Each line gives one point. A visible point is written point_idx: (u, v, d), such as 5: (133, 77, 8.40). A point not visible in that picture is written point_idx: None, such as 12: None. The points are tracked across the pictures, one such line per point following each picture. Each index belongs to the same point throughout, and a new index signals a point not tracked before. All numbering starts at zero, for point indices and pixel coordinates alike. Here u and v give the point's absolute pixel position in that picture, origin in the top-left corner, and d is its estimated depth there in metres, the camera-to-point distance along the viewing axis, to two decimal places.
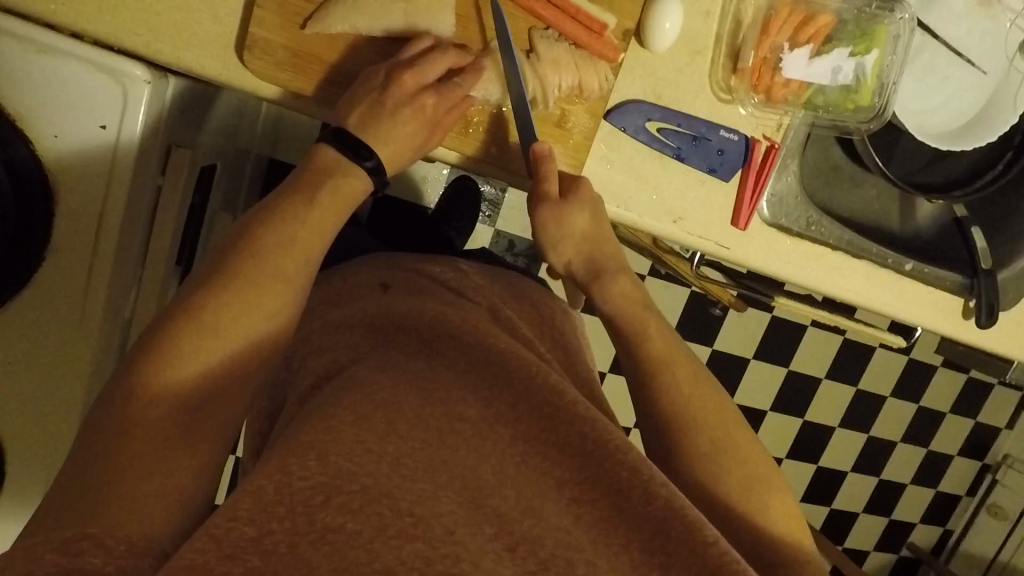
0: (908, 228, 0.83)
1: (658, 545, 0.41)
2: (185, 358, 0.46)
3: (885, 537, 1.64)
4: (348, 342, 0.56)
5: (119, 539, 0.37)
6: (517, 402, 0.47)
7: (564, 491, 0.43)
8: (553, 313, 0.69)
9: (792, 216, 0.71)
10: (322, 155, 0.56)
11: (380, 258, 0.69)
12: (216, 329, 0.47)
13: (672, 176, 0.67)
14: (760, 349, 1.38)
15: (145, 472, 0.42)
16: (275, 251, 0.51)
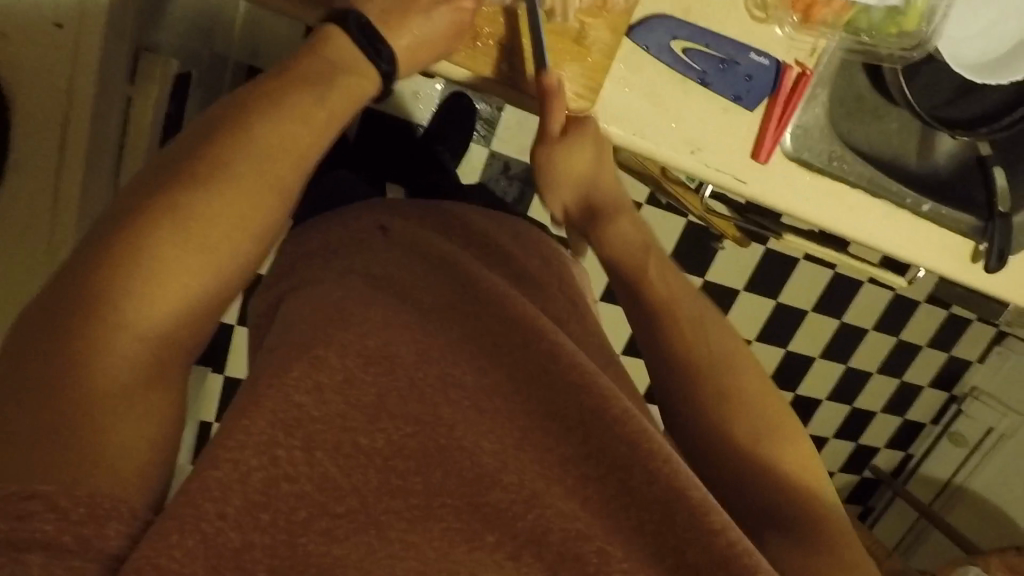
0: (925, 165, 0.80)
1: (657, 515, 0.39)
2: (151, 278, 0.39)
3: (851, 460, 1.72)
4: (338, 274, 0.52)
5: (81, 493, 0.32)
6: (515, 363, 0.45)
7: (568, 461, 0.41)
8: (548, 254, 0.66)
9: (814, 150, 0.67)
10: (333, 44, 0.50)
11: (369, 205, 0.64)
12: (190, 245, 0.41)
13: (693, 102, 0.62)
14: (752, 282, 1.37)
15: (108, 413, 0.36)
16: (252, 159, 0.44)
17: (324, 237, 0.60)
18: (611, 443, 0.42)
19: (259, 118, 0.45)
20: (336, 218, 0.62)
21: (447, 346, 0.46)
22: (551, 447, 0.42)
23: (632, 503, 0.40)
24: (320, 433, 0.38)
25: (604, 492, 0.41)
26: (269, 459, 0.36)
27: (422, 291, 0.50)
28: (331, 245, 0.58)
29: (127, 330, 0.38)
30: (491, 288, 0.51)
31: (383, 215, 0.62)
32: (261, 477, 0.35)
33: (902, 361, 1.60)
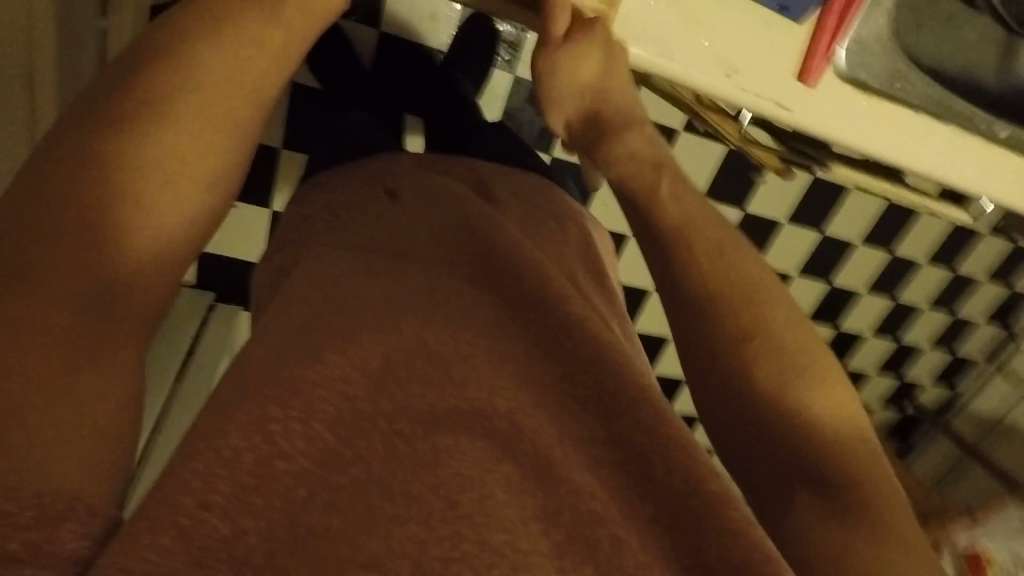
0: (1005, 84, 0.73)
1: (678, 502, 0.36)
2: (132, 212, 0.37)
3: (892, 397, 1.67)
4: (344, 228, 0.49)
5: (28, 500, 0.28)
6: (536, 328, 0.42)
7: (586, 445, 0.38)
8: (554, 201, 0.60)
9: (873, 68, 0.58)
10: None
11: (371, 152, 0.60)
12: (168, 185, 0.39)
13: (731, 15, 0.54)
14: (797, 216, 1.27)
15: (61, 401, 0.32)
16: (210, 89, 0.42)
17: (326, 185, 0.56)
18: (632, 428, 0.39)
19: (206, 47, 0.43)
20: (340, 170, 0.58)
21: (463, 302, 0.43)
22: (572, 420, 0.39)
23: (646, 496, 0.37)
24: (320, 403, 0.35)
25: (622, 479, 0.37)
26: (261, 437, 0.33)
27: (427, 244, 0.47)
28: (329, 199, 0.54)
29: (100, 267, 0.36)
30: (510, 249, 0.46)
31: (383, 163, 0.57)
32: (252, 459, 0.32)
33: (957, 298, 1.50)
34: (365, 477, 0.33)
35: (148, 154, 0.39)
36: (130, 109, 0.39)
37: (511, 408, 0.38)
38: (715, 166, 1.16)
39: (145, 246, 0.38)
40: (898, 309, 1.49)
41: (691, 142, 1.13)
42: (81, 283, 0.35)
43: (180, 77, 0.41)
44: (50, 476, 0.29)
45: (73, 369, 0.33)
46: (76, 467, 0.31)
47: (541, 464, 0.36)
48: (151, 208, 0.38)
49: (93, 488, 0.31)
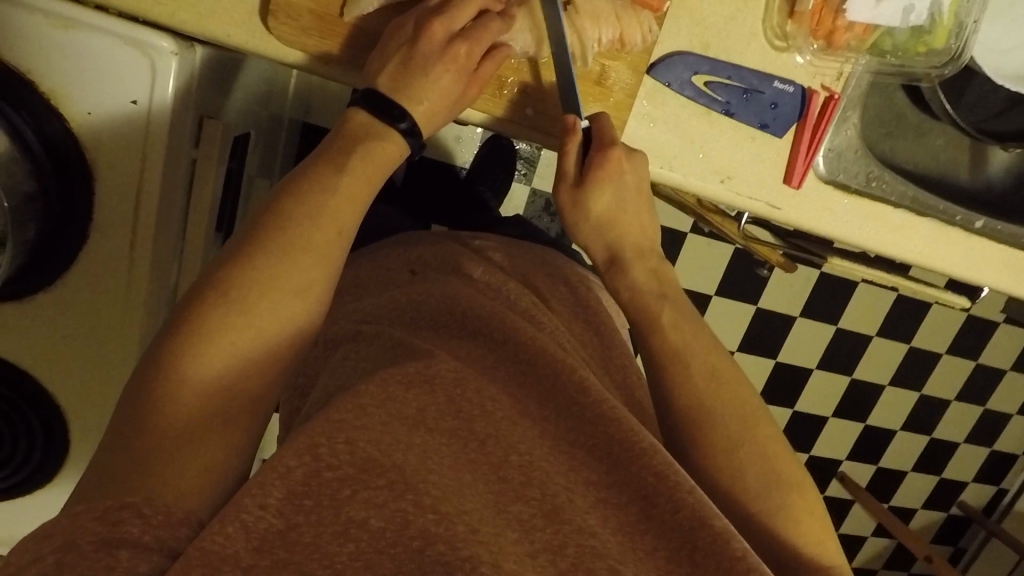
0: (979, 180, 0.81)
1: (677, 541, 0.40)
2: (232, 320, 0.43)
3: (935, 495, 1.61)
4: (386, 303, 0.55)
5: (157, 507, 0.36)
6: (542, 393, 0.46)
7: (589, 489, 0.42)
8: (581, 284, 0.68)
9: (849, 171, 0.67)
10: (352, 119, 0.53)
11: (406, 240, 0.68)
12: (262, 294, 0.44)
13: (720, 133, 0.63)
14: (808, 308, 1.33)
15: (185, 447, 0.40)
16: (301, 225, 0.47)
17: (368, 265, 0.64)
18: (634, 470, 0.42)
19: (320, 172, 0.49)
20: (376, 251, 0.67)
21: (481, 370, 0.47)
22: (573, 471, 0.42)
23: (647, 529, 0.40)
24: (361, 436, 0.37)
25: (625, 517, 0.41)
26: (311, 458, 0.35)
27: (458, 327, 0.52)
28: (373, 286, 0.61)
29: (202, 378, 0.42)
30: (510, 323, 0.52)
31: (414, 253, 0.65)
32: (303, 472, 0.35)
33: (983, 387, 1.50)
34: (399, 483, 0.36)
35: (243, 286, 0.44)
36: (254, 229, 0.46)
37: (524, 461, 0.41)
38: (723, 263, 1.25)
39: (236, 362, 0.43)
40: (924, 400, 1.49)
41: (699, 243, 1.23)
42: (204, 379, 0.42)
43: (275, 217, 0.46)
44: (172, 492, 0.37)
45: (193, 431, 0.40)
46: (190, 482, 0.39)
47: (548, 509, 0.39)
48: (243, 331, 0.43)
49: (202, 502, 0.39)
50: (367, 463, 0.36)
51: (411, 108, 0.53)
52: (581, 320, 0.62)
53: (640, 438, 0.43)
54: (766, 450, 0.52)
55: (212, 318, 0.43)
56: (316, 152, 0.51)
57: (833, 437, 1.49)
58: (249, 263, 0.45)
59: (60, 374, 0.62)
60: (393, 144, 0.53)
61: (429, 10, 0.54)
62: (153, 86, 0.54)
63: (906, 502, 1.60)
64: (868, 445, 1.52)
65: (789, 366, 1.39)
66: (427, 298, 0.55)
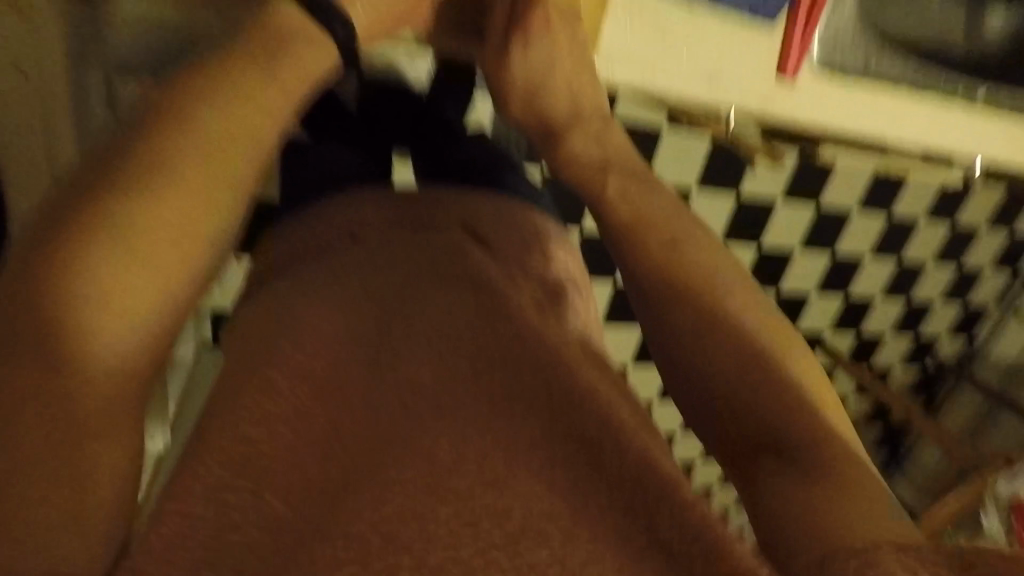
0: (974, 43, 0.75)
1: (642, 503, 0.32)
2: (112, 307, 0.32)
3: (913, 353, 1.67)
4: (317, 273, 0.44)
5: None
6: (478, 353, 0.37)
7: (543, 458, 0.33)
8: (525, 226, 0.56)
9: (846, 53, 0.60)
10: (284, 22, 0.42)
11: (336, 199, 0.55)
12: (139, 268, 0.33)
13: (705, 26, 0.56)
14: (790, 189, 1.30)
15: (77, 465, 0.31)
16: (194, 182, 0.35)
17: (299, 232, 0.52)
18: (578, 420, 0.35)
19: (227, 96, 0.38)
20: (318, 207, 0.55)
21: (407, 316, 0.39)
22: (508, 423, 0.34)
23: (600, 483, 0.33)
24: (268, 473, 0.32)
25: (574, 472, 0.33)
26: (216, 508, 0.31)
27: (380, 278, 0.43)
28: (306, 257, 0.49)
29: (90, 380, 0.31)
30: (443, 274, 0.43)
31: (348, 211, 0.52)
32: (207, 529, 0.30)
33: (962, 245, 1.51)
34: (336, 484, 0.32)
35: (122, 239, 0.33)
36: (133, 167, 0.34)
37: (457, 452, 0.32)
38: (703, 153, 1.19)
39: (132, 359, 0.33)
40: (905, 266, 1.51)
41: (676, 134, 1.16)
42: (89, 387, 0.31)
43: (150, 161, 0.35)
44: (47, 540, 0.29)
45: (81, 443, 0.31)
46: (85, 499, 0.31)
47: (487, 476, 0.32)
48: (132, 314, 0.32)
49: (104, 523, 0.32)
50: (308, 487, 0.32)
51: (351, 15, 0.45)
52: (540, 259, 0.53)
53: (577, 378, 0.37)
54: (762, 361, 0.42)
55: (86, 290, 0.31)
56: (225, 56, 0.40)
57: (817, 313, 1.51)
58: (125, 210, 0.33)
59: None
60: (322, 50, 0.43)
61: None
62: None
63: (886, 363, 1.67)
64: (850, 317, 1.55)
65: (773, 250, 1.37)
66: (353, 262, 0.45)
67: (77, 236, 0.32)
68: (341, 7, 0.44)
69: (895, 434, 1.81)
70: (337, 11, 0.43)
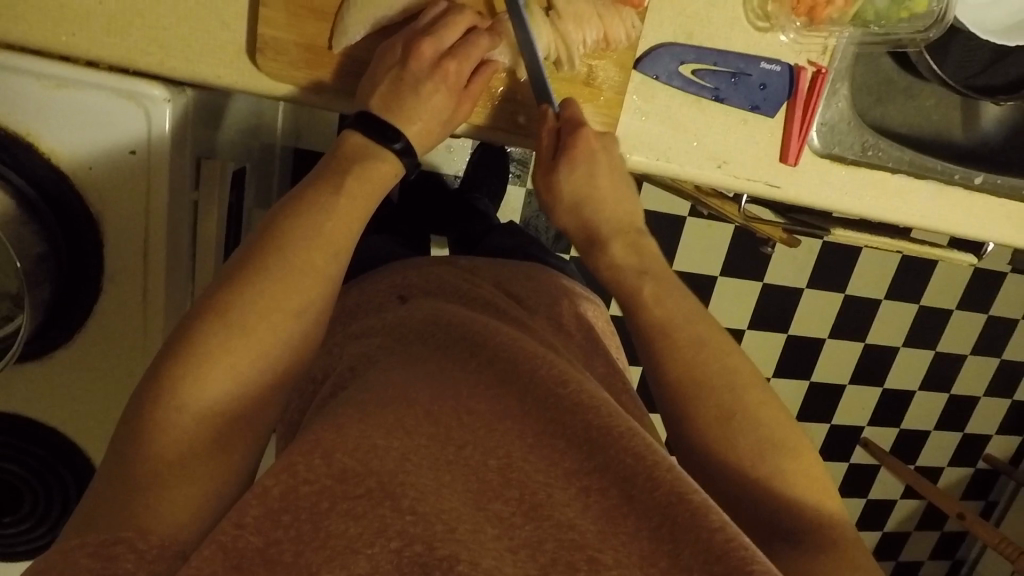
0: (973, 136, 0.81)
1: (656, 523, 0.36)
2: (233, 338, 0.40)
3: (960, 451, 1.60)
4: (383, 333, 0.50)
5: (152, 541, 0.33)
6: (520, 389, 0.42)
7: (568, 480, 0.37)
8: (566, 290, 0.62)
9: (844, 143, 0.67)
10: (345, 141, 0.51)
11: (398, 266, 0.62)
12: (257, 315, 0.41)
13: (712, 119, 0.63)
14: (814, 278, 1.33)
15: (168, 480, 0.36)
16: (302, 245, 0.44)
17: (359, 297, 0.59)
18: (610, 454, 0.38)
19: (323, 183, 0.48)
20: (371, 277, 0.62)
21: (465, 367, 0.44)
22: (550, 465, 0.38)
23: (628, 510, 0.36)
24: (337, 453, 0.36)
25: (605, 502, 0.37)
26: (288, 475, 0.35)
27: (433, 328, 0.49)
28: (372, 315, 0.55)
29: (195, 399, 0.39)
30: (486, 325, 0.48)
31: (408, 275, 0.59)
32: (280, 489, 0.34)
33: (997, 338, 1.50)
34: (378, 491, 0.35)
35: (241, 305, 0.41)
36: (265, 236, 0.44)
37: (502, 462, 0.38)
38: (726, 243, 1.25)
39: (231, 382, 0.40)
40: (940, 358, 1.49)
41: (698, 227, 1.23)
42: (212, 400, 0.39)
43: (272, 232, 0.45)
44: (168, 519, 0.35)
45: (184, 460, 0.37)
46: (191, 501, 0.37)
47: (526, 504, 0.36)
48: (239, 354, 0.40)
49: (192, 526, 0.36)
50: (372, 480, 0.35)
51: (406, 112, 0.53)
52: (572, 321, 0.57)
53: (616, 421, 0.40)
54: (755, 416, 0.48)
55: (214, 337, 0.40)
56: (311, 173, 0.50)
57: (853, 403, 1.48)
58: (236, 291, 0.42)
59: (72, 423, 0.61)
60: (388, 163, 0.52)
61: (418, 30, 0.54)
62: (150, 136, 0.54)
63: (931, 460, 1.59)
64: (888, 409, 1.51)
65: (801, 338, 1.38)
66: (416, 313, 0.51)
67: (219, 292, 0.42)
68: (400, 105, 0.53)
69: (950, 540, 1.68)
70: (382, 126, 0.52)
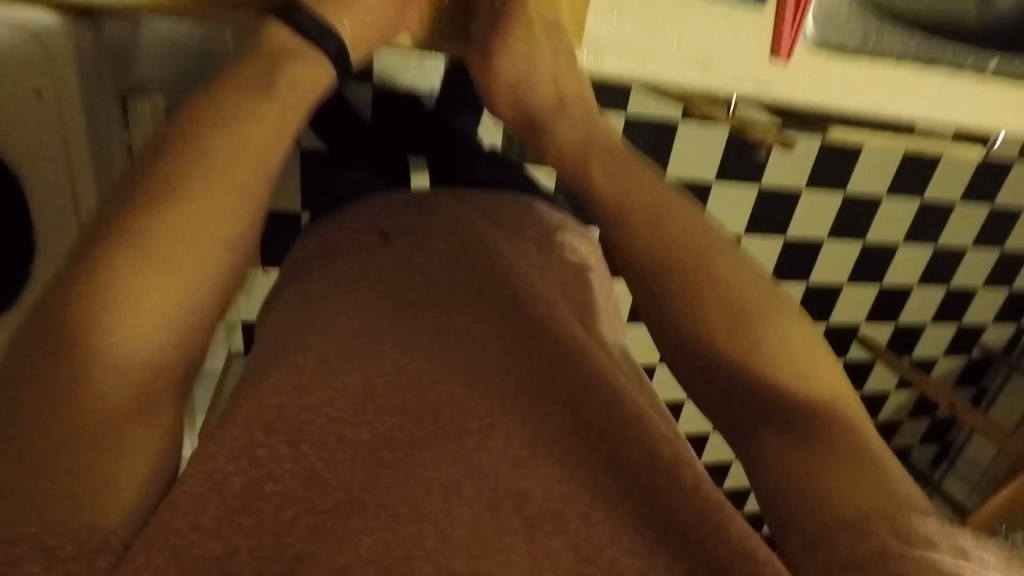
0: (988, 12, 0.73)
1: (642, 480, 0.34)
2: (147, 292, 0.35)
3: (955, 343, 1.61)
4: (344, 277, 0.47)
5: (66, 536, 0.29)
6: (512, 338, 0.41)
7: (558, 438, 0.36)
8: (544, 219, 0.57)
9: (841, 32, 0.60)
10: (270, 37, 0.44)
11: (367, 202, 0.58)
12: (172, 267, 0.36)
13: (692, 12, 0.56)
14: (814, 179, 1.27)
15: (91, 456, 0.31)
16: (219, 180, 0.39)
17: (327, 233, 0.55)
18: (598, 406, 0.37)
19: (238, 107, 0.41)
20: (337, 217, 0.57)
21: (438, 316, 0.42)
22: (530, 415, 0.37)
23: (612, 459, 0.35)
24: (299, 432, 0.34)
25: (588, 451, 0.36)
26: (247, 464, 0.33)
27: (405, 273, 0.46)
28: (336, 256, 0.51)
29: (106, 367, 0.33)
30: (476, 267, 0.46)
31: (379, 209, 0.55)
32: (238, 485, 0.32)
33: (1002, 229, 1.46)
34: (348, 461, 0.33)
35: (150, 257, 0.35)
36: (171, 168, 0.38)
37: (484, 424, 0.36)
38: (719, 146, 1.18)
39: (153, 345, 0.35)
40: (941, 253, 1.45)
41: (691, 131, 1.15)
42: (128, 368, 0.34)
43: (190, 168, 0.38)
44: (87, 508, 0.30)
45: (96, 438, 0.32)
46: (115, 487, 0.32)
47: (511, 462, 0.34)
48: (157, 311, 0.35)
49: (121, 512, 0.31)
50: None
51: (335, 26, 0.46)
52: (548, 259, 0.53)
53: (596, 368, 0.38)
54: (762, 336, 0.43)
55: (122, 296, 0.34)
56: (228, 75, 0.43)
57: (851, 304, 1.47)
58: (146, 237, 0.36)
59: None
60: (313, 65, 0.45)
61: None
62: (54, 74, 0.48)
63: (926, 354, 1.61)
64: (886, 307, 1.50)
65: (799, 242, 1.34)
66: (397, 255, 0.48)
67: (125, 240, 0.35)
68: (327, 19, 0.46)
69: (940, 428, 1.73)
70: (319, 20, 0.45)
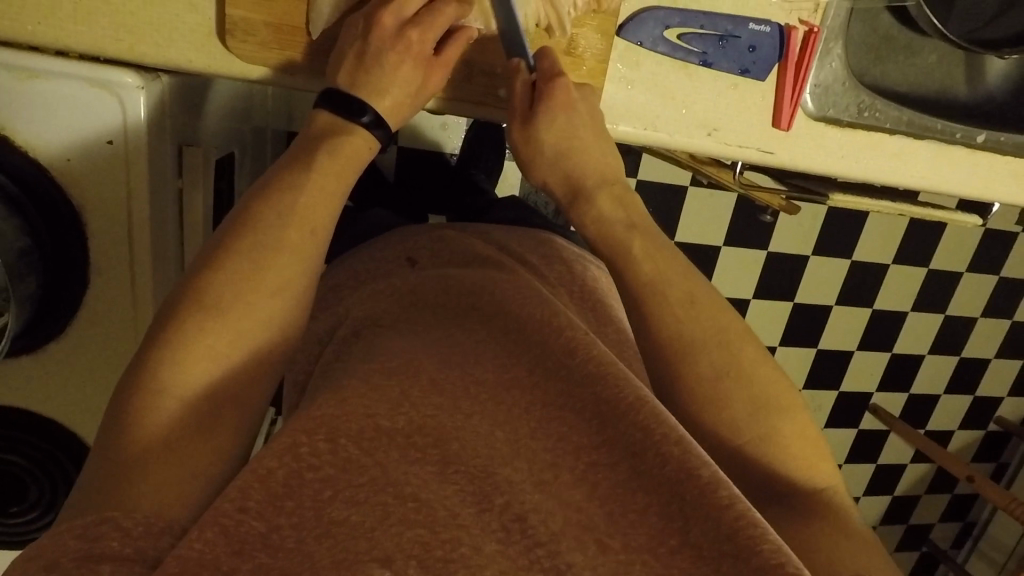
0: (976, 91, 0.78)
1: (668, 498, 0.35)
2: (209, 323, 0.40)
3: (971, 415, 1.59)
4: (378, 315, 0.50)
5: (137, 520, 0.34)
6: (531, 361, 0.43)
7: (579, 455, 0.37)
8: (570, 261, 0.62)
9: (839, 105, 0.65)
10: (316, 120, 0.51)
11: (394, 235, 0.63)
12: (235, 300, 0.41)
13: (699, 85, 0.61)
14: (820, 245, 1.31)
15: (159, 460, 0.37)
16: (279, 226, 0.44)
17: (358, 266, 0.60)
18: (624, 429, 0.37)
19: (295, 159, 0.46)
20: (359, 253, 0.62)
21: (467, 347, 0.44)
22: (556, 437, 0.38)
23: (640, 487, 0.36)
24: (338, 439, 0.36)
25: (618, 476, 0.36)
26: (292, 458, 0.35)
27: (433, 310, 0.49)
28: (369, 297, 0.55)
29: (173, 387, 0.39)
30: (495, 296, 0.48)
31: (408, 241, 0.61)
32: (284, 474, 0.34)
33: (1009, 300, 1.48)
34: (379, 478, 0.34)
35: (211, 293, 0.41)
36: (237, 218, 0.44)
37: (510, 435, 0.38)
38: (727, 212, 1.23)
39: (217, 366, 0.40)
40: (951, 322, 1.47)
41: (700, 196, 1.20)
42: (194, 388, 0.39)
43: (252, 217, 0.44)
44: (154, 501, 0.35)
45: (164, 444, 0.37)
46: (175, 488, 0.36)
47: (537, 477, 0.36)
48: (217, 340, 0.40)
49: (182, 507, 0.36)
50: (379, 462, 0.35)
51: (381, 90, 0.52)
52: (572, 293, 0.57)
53: (628, 393, 0.39)
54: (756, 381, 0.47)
55: (189, 325, 0.40)
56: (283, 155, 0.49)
57: (863, 369, 1.47)
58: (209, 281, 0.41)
59: (71, 412, 0.62)
60: (358, 138, 0.51)
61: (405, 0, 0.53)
62: (126, 124, 0.53)
63: (942, 425, 1.58)
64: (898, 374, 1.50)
65: (808, 306, 1.37)
66: (424, 285, 0.51)
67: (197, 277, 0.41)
68: (375, 84, 0.52)
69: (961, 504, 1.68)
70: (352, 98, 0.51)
